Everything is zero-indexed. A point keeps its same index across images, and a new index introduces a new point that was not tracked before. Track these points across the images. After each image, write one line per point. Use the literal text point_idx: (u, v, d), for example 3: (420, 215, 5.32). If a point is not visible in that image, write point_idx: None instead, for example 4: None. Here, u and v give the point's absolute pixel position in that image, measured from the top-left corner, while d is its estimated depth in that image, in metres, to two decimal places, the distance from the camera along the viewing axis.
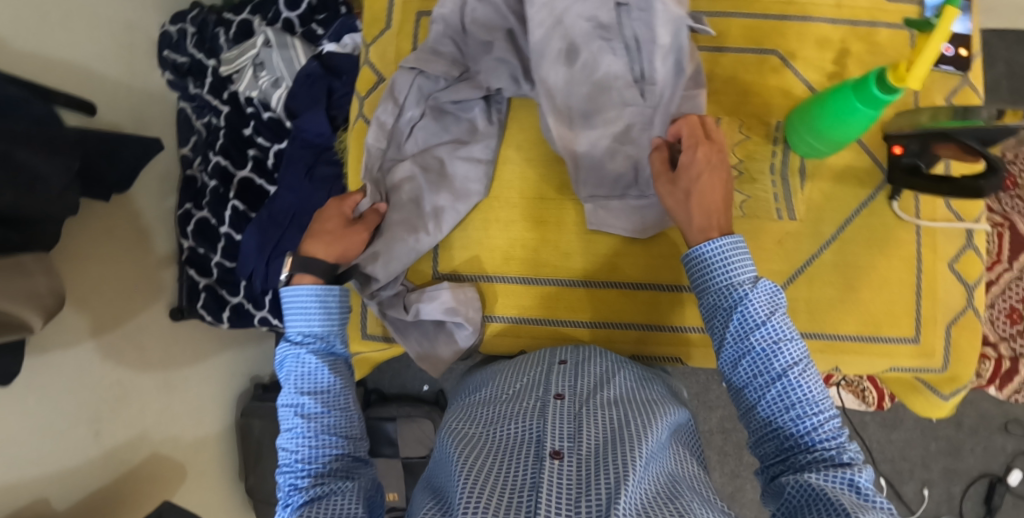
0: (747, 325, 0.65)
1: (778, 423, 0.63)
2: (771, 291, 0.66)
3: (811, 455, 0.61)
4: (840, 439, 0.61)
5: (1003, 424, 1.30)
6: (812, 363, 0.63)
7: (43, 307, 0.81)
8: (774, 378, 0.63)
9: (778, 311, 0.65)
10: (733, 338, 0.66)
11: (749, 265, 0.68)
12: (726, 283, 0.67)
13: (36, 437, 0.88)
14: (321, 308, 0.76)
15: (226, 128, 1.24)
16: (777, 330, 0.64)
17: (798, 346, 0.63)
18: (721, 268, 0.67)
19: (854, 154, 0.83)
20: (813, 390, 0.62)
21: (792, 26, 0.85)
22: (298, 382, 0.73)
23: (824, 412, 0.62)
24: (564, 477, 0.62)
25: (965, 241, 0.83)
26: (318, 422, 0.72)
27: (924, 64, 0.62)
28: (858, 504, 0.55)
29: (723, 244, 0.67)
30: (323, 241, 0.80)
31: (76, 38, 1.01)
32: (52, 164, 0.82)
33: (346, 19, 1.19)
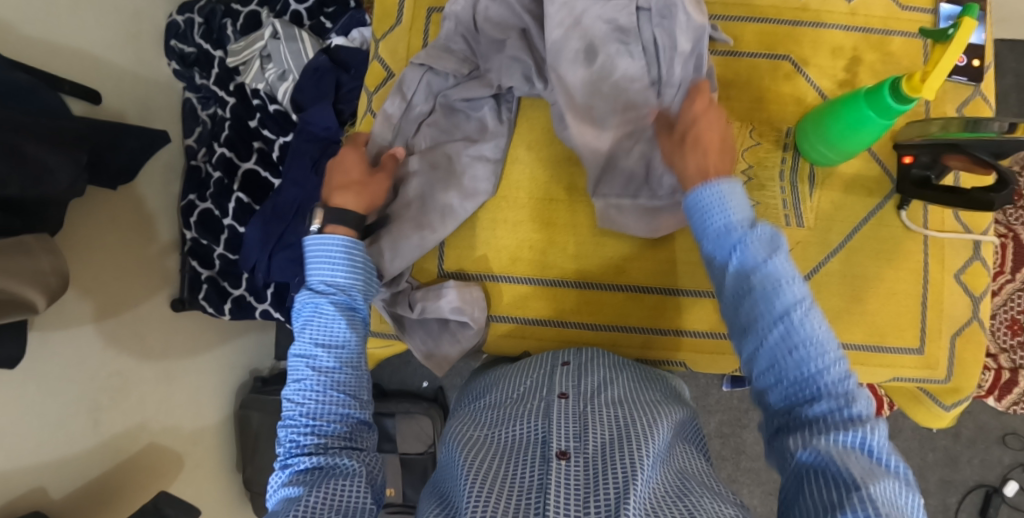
0: (745, 268, 0.61)
1: (779, 372, 0.58)
2: (771, 236, 0.63)
3: (816, 410, 0.55)
4: (848, 390, 0.55)
5: (1001, 436, 1.30)
6: (817, 307, 0.59)
7: (47, 287, 0.80)
8: (774, 320, 0.59)
9: (778, 254, 0.61)
10: (732, 285, 0.62)
11: (749, 209, 0.64)
12: (723, 228, 0.64)
13: (36, 422, 0.88)
14: (346, 262, 0.73)
15: (231, 120, 1.23)
16: (775, 272, 0.60)
17: (800, 289, 0.59)
18: (717, 213, 0.64)
19: (863, 162, 0.83)
20: (819, 337, 0.57)
21: (806, 33, 0.85)
22: (315, 332, 0.70)
23: (829, 363, 0.56)
24: (571, 478, 0.62)
25: (972, 252, 0.82)
26: (329, 377, 0.68)
27: (939, 75, 0.62)
28: (867, 473, 0.50)
29: (720, 188, 0.64)
30: (352, 191, 0.79)
31: (83, 24, 1.00)
32: (58, 155, 0.81)
33: (355, 12, 1.20)
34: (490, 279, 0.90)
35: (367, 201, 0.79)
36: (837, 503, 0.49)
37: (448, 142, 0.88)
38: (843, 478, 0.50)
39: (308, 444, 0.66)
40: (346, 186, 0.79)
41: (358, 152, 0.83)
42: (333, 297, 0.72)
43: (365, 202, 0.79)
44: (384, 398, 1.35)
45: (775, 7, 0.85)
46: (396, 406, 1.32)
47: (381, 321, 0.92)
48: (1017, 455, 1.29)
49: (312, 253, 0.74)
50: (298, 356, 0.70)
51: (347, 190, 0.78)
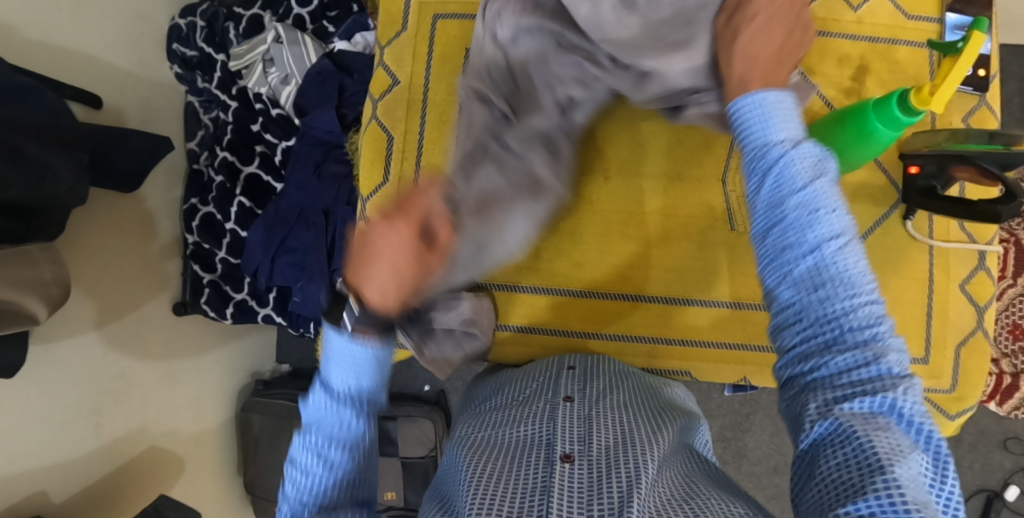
0: (786, 187, 0.53)
1: (801, 311, 0.51)
2: (819, 153, 0.54)
3: (841, 362, 0.48)
4: (883, 341, 0.48)
5: (1002, 441, 1.30)
6: (857, 238, 0.51)
7: (48, 295, 0.80)
8: (810, 251, 0.51)
9: (824, 175, 0.52)
10: (764, 205, 0.54)
11: (789, 121, 0.55)
12: (762, 141, 0.55)
13: (37, 428, 0.87)
14: (375, 370, 0.62)
15: (233, 124, 1.23)
16: (820, 194, 0.51)
17: (841, 217, 0.50)
18: (759, 123, 0.56)
19: (869, 172, 0.82)
20: (855, 274, 0.49)
21: (813, 41, 0.85)
22: (328, 445, 0.60)
23: (867, 309, 0.49)
24: (576, 481, 0.60)
25: (977, 262, 0.83)
26: (341, 493, 0.60)
27: (948, 88, 0.62)
28: (892, 447, 0.45)
29: (764, 98, 0.56)
30: (390, 279, 0.58)
31: (85, 27, 0.99)
32: (61, 157, 0.81)
33: (358, 17, 1.19)
34: (495, 287, 0.90)
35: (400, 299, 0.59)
36: (858, 481, 0.45)
37: (503, 194, 0.73)
38: (862, 447, 0.45)
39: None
40: (379, 272, 0.57)
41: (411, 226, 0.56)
42: (353, 399, 0.61)
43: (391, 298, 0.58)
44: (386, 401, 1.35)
45: None
46: (397, 409, 1.31)
47: None
48: (1018, 459, 1.29)
49: (333, 346, 0.60)
50: (302, 443, 0.61)
51: (379, 282, 0.57)
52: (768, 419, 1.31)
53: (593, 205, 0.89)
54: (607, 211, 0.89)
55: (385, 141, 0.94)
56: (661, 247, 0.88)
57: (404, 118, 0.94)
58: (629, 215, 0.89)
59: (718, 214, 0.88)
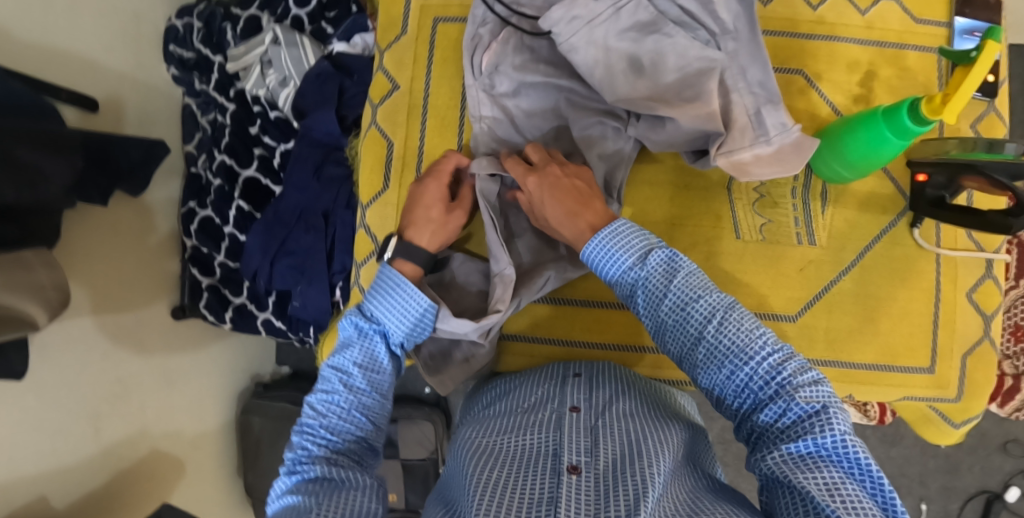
0: (655, 299, 0.65)
1: (723, 390, 0.63)
2: (669, 258, 0.66)
3: (767, 418, 0.60)
4: (789, 386, 0.59)
5: (1003, 443, 1.30)
6: (729, 311, 0.62)
7: (47, 300, 0.78)
8: (699, 341, 0.63)
9: (678, 277, 0.64)
10: (649, 318, 0.67)
11: (640, 239, 0.68)
12: (619, 271, 0.67)
13: (36, 434, 0.86)
14: (404, 304, 0.74)
15: (231, 126, 1.21)
16: (682, 295, 0.64)
17: (704, 304, 0.63)
18: (608, 261, 0.68)
19: (877, 181, 0.83)
20: (739, 340, 0.61)
21: (821, 47, 0.85)
22: (358, 355, 0.74)
23: (762, 362, 0.60)
24: (582, 493, 0.60)
25: (984, 271, 0.84)
26: (358, 398, 0.72)
27: (962, 98, 0.63)
28: (815, 480, 0.54)
29: (602, 237, 0.68)
30: (427, 229, 0.79)
31: (80, 28, 0.97)
32: (56, 163, 0.80)
33: (357, 18, 1.16)
34: None
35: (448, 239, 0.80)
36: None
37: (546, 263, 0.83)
38: (807, 499, 0.54)
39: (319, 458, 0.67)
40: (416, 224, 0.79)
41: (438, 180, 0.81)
42: (377, 326, 0.75)
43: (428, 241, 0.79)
44: None
45: (789, 20, 0.85)
46: (397, 411, 1.31)
47: None
48: (1019, 461, 1.29)
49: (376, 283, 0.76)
50: (331, 369, 0.74)
51: (416, 225, 0.79)
52: None
53: None
54: None
55: (385, 148, 0.93)
56: None
57: (405, 123, 0.93)
58: None
59: (725, 224, 0.84)
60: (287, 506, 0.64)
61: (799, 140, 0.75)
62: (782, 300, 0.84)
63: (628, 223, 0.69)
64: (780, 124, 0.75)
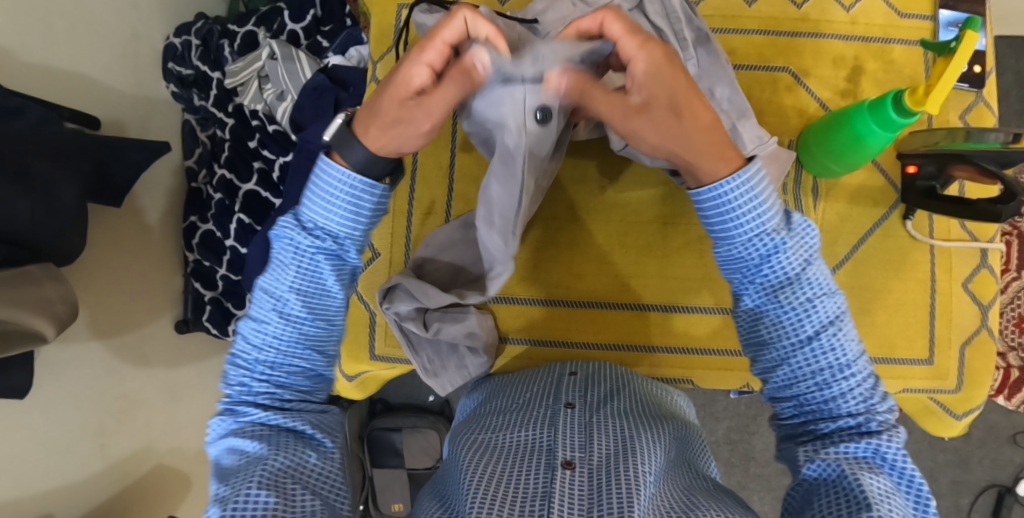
0: (777, 278, 0.62)
1: (797, 384, 0.62)
2: (805, 229, 0.62)
3: (837, 423, 0.60)
4: (872, 403, 0.61)
5: (1011, 436, 1.29)
6: (846, 321, 0.61)
7: (55, 315, 0.78)
8: (807, 340, 0.61)
9: (813, 263, 0.62)
10: (759, 293, 0.63)
11: (772, 204, 0.62)
12: (755, 232, 0.61)
13: (42, 449, 0.87)
14: (351, 204, 0.64)
15: (231, 140, 1.23)
16: (812, 285, 0.61)
17: (834, 305, 0.61)
18: (725, 215, 0.62)
19: (867, 174, 0.84)
20: (847, 352, 0.61)
21: (806, 43, 0.86)
22: (294, 276, 0.65)
23: (860, 379, 0.60)
24: (576, 489, 0.61)
25: (979, 260, 0.84)
26: (298, 328, 0.65)
27: (944, 87, 0.64)
28: (875, 487, 0.56)
29: (740, 181, 0.61)
30: (388, 134, 0.62)
31: (80, 48, 0.99)
32: (63, 171, 0.82)
33: (352, 31, 1.21)
34: (494, 300, 0.90)
35: (412, 140, 0.63)
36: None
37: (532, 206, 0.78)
38: (850, 490, 0.56)
39: (263, 399, 0.65)
40: (377, 124, 0.62)
41: (432, 53, 0.57)
42: (321, 241, 0.65)
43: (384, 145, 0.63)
44: (390, 412, 1.34)
45: (775, 19, 0.86)
46: (402, 420, 1.30)
47: (386, 343, 0.92)
48: None
49: (314, 185, 0.64)
50: (264, 292, 0.66)
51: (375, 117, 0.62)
52: None
53: (592, 215, 0.89)
54: (607, 219, 0.89)
55: None
56: (664, 255, 0.89)
57: None
58: (626, 224, 0.89)
59: None
60: (232, 451, 0.63)
61: (774, 152, 0.77)
62: None
63: (763, 171, 0.62)
64: (757, 137, 0.75)
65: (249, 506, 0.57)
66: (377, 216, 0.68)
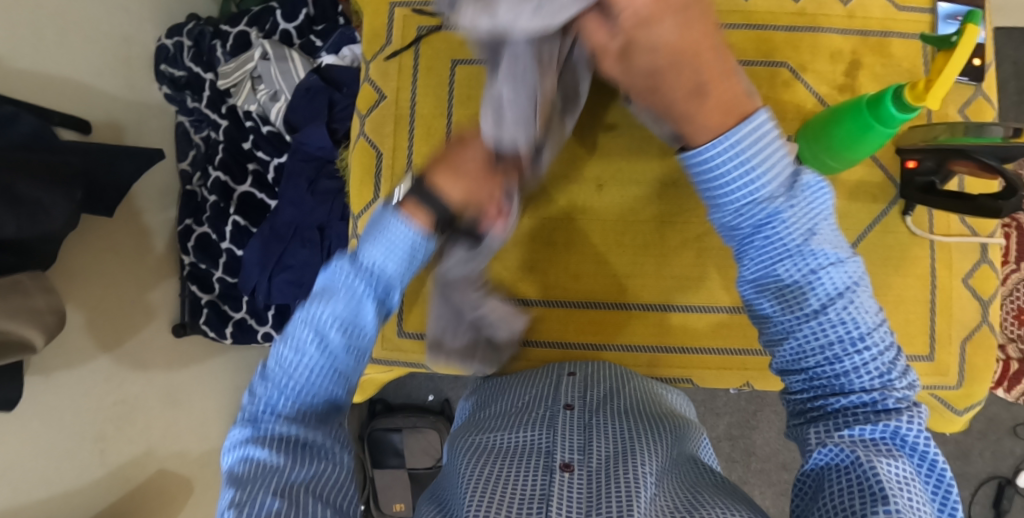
0: (776, 247, 0.60)
1: (809, 362, 0.59)
2: (810, 191, 0.60)
3: (849, 400, 0.57)
4: (889, 380, 0.57)
5: (1012, 427, 1.29)
6: (859, 291, 0.58)
7: (45, 324, 0.78)
8: (813, 313, 0.58)
9: (815, 232, 0.59)
10: (762, 261, 0.61)
11: (772, 168, 0.60)
12: (748, 197, 0.61)
13: (41, 458, 0.87)
14: (407, 254, 0.63)
15: (225, 142, 1.23)
16: (815, 256, 0.58)
17: (841, 275, 0.58)
18: (728, 179, 0.62)
19: (867, 169, 0.84)
20: (861, 324, 0.57)
21: (804, 38, 0.86)
22: (340, 307, 0.60)
23: (872, 353, 0.57)
24: (575, 491, 0.60)
25: (980, 255, 0.84)
26: (333, 359, 0.60)
27: (944, 83, 0.63)
28: (890, 474, 0.53)
29: (736, 140, 0.61)
30: (458, 179, 0.67)
31: (72, 52, 0.97)
32: (53, 193, 0.78)
33: (346, 30, 1.20)
34: None
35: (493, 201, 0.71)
36: (858, 506, 0.53)
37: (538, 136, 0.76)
38: (862, 475, 0.53)
39: (284, 420, 0.60)
40: (465, 185, 0.67)
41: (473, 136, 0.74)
42: (375, 282, 0.61)
43: (477, 196, 0.68)
44: (391, 412, 1.33)
45: (771, 13, 0.86)
46: (403, 420, 1.30)
47: (383, 346, 0.91)
48: None
49: (381, 232, 0.62)
50: (304, 317, 0.60)
51: (455, 182, 0.66)
52: (775, 415, 1.30)
53: (588, 216, 0.89)
54: (604, 218, 0.88)
55: (374, 158, 0.94)
56: (662, 254, 0.88)
57: (392, 133, 0.93)
58: (623, 221, 0.88)
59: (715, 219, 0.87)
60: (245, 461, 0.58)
61: None
62: None
63: (768, 124, 0.61)
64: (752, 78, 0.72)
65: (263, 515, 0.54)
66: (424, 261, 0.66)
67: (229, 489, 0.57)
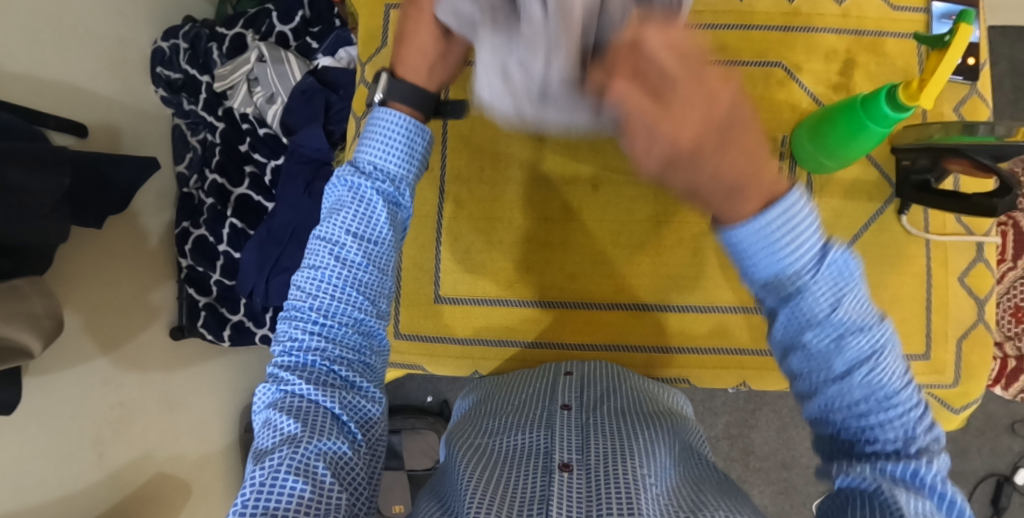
0: (801, 319, 0.54)
1: (833, 417, 0.56)
2: (843, 264, 0.52)
3: (873, 449, 0.54)
4: (914, 431, 0.53)
5: (1010, 425, 1.29)
6: (887, 353, 0.53)
7: (41, 328, 0.78)
8: (838, 376, 0.54)
9: (844, 303, 0.52)
10: (785, 330, 0.55)
11: (804, 240, 0.52)
12: (772, 271, 0.53)
13: (38, 462, 0.86)
14: (406, 145, 0.65)
15: (221, 144, 1.22)
16: (840, 324, 0.53)
17: (868, 339, 0.53)
18: (760, 256, 0.53)
19: (863, 168, 0.84)
20: (887, 383, 0.53)
21: (798, 38, 0.86)
22: (349, 218, 0.62)
23: (897, 407, 0.53)
24: (574, 490, 0.60)
25: (975, 254, 0.84)
26: (351, 274, 0.62)
27: (938, 81, 0.64)
28: (913, 507, 0.50)
29: (772, 219, 0.50)
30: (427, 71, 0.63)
31: (67, 55, 0.97)
32: (41, 181, 0.77)
33: (341, 31, 1.20)
34: (489, 304, 0.90)
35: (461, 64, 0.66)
36: None
37: None
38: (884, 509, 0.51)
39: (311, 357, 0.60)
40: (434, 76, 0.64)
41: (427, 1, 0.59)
42: (379, 183, 0.64)
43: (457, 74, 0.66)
44: (390, 413, 1.33)
45: (766, 13, 0.86)
46: (401, 422, 1.31)
47: None
48: None
49: (369, 128, 0.65)
50: (319, 241, 0.63)
51: (419, 70, 0.63)
52: (774, 414, 1.30)
53: (585, 217, 0.89)
54: (600, 218, 0.89)
55: None
56: (658, 254, 0.88)
57: None
58: (619, 222, 0.88)
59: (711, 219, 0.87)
60: (269, 423, 0.59)
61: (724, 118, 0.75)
62: None
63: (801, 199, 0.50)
64: None
65: (281, 492, 0.53)
66: (428, 163, 0.69)
67: (259, 446, 0.58)
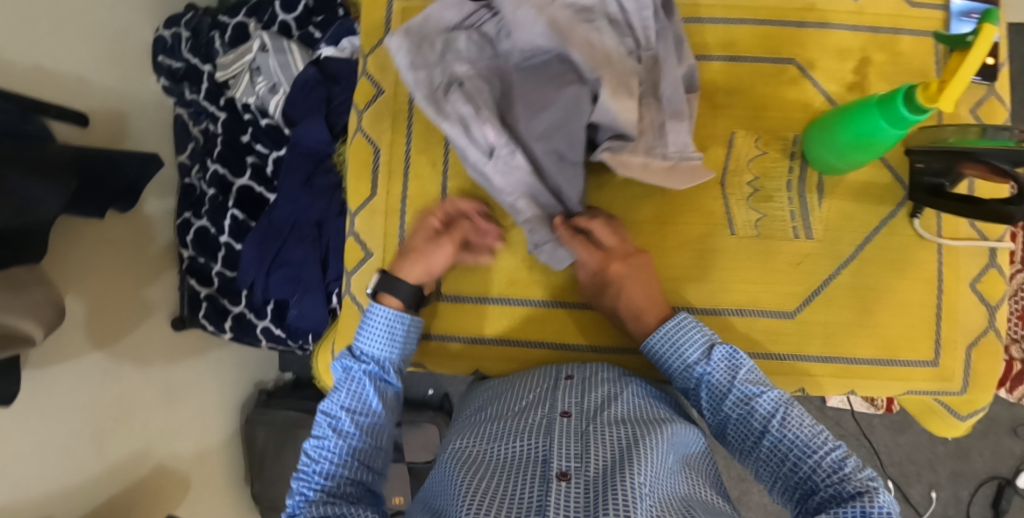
0: (716, 396, 0.72)
1: (783, 476, 0.67)
2: (730, 355, 0.72)
3: (822, 497, 0.63)
4: (846, 471, 0.63)
5: (1012, 427, 1.28)
6: (791, 408, 0.68)
7: (43, 317, 0.77)
8: (762, 433, 0.68)
9: (739, 376, 0.71)
10: (712, 409, 0.73)
11: (698, 339, 0.74)
12: (684, 365, 0.74)
13: (38, 453, 0.86)
14: (388, 333, 0.78)
15: (223, 136, 1.20)
16: (742, 392, 0.70)
17: (769, 398, 0.69)
18: (672, 356, 0.75)
19: (874, 170, 0.83)
20: (803, 435, 0.66)
21: (811, 34, 0.84)
22: (344, 395, 0.75)
23: (822, 454, 0.64)
24: (571, 501, 0.59)
25: (988, 260, 0.83)
26: (347, 441, 0.73)
27: (959, 84, 0.61)
28: None
29: (665, 330, 0.75)
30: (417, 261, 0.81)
31: (68, 44, 0.96)
32: (45, 186, 0.77)
33: (344, 22, 1.18)
34: (489, 302, 0.89)
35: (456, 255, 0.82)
36: None
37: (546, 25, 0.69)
38: None
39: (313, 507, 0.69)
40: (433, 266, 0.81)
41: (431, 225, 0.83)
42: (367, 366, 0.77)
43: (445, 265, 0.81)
44: None
45: (778, 9, 0.84)
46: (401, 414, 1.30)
47: None
48: None
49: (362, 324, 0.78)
50: (323, 414, 0.76)
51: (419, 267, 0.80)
52: None
53: None
54: None
55: (371, 154, 0.92)
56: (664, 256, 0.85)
57: (389, 128, 0.92)
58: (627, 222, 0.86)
59: (717, 220, 0.84)
60: None
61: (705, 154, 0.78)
62: (777, 299, 0.83)
63: (688, 317, 0.76)
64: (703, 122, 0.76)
65: None
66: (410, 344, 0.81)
67: None
